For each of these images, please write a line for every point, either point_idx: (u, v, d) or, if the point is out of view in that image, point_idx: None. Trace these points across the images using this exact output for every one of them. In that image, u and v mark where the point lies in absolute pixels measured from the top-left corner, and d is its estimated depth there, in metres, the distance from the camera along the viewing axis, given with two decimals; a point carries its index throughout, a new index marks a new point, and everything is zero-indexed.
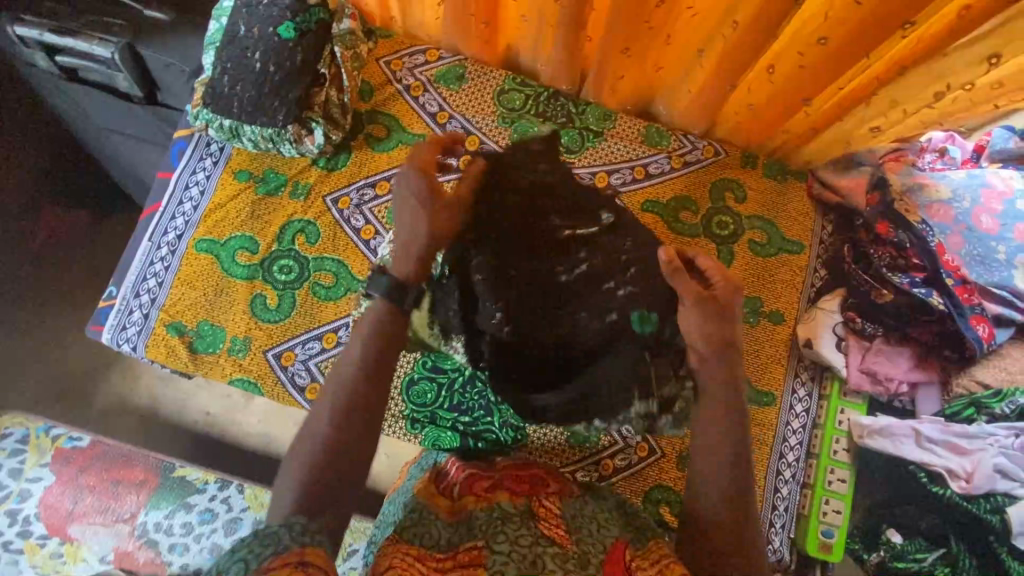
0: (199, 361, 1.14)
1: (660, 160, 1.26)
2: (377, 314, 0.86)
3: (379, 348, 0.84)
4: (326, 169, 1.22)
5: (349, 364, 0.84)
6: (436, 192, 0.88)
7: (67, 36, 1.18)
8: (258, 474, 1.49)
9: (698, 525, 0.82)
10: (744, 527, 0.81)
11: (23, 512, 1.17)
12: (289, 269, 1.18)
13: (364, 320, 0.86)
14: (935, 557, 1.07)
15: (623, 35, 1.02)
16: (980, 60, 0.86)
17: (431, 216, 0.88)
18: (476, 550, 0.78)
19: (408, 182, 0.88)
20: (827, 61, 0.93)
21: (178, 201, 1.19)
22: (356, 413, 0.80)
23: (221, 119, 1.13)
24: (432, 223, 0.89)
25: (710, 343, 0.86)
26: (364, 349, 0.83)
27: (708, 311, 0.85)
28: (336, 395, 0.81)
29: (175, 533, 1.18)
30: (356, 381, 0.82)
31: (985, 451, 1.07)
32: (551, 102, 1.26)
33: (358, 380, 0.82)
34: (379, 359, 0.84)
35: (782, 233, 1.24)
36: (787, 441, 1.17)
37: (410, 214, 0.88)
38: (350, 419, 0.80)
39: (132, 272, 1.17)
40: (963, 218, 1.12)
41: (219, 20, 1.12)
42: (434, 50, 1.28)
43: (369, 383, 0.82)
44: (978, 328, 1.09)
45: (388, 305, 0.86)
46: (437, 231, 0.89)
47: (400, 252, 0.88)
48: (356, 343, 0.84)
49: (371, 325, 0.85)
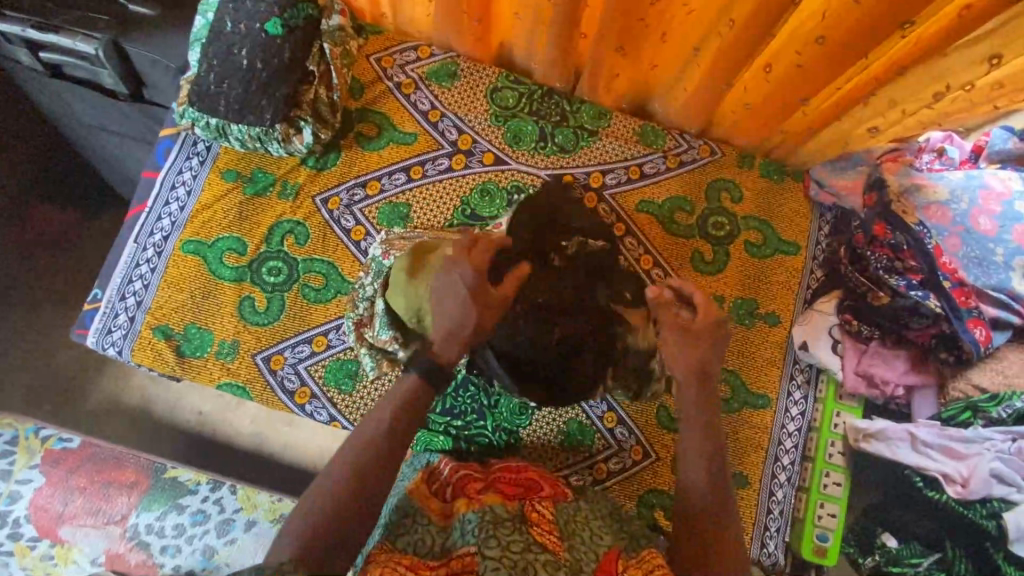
0: (187, 365, 1.13)
1: (655, 160, 1.24)
2: (410, 385, 0.85)
3: (405, 414, 0.83)
4: (315, 169, 1.20)
5: (374, 424, 0.83)
6: (486, 286, 0.84)
7: (48, 31, 1.15)
8: (249, 476, 1.48)
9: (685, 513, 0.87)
10: (725, 512, 0.86)
11: (13, 514, 1.14)
12: (279, 271, 1.16)
13: (394, 387, 0.86)
14: (931, 562, 1.06)
15: (618, 33, 1.00)
16: (980, 60, 0.85)
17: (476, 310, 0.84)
18: (469, 555, 0.75)
19: (457, 274, 0.84)
20: (825, 60, 0.91)
21: (164, 201, 1.17)
22: (372, 475, 0.79)
23: (207, 118, 1.11)
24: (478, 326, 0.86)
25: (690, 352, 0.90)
26: (390, 412, 0.83)
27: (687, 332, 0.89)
28: (354, 453, 0.81)
29: (167, 535, 1.17)
30: (378, 442, 0.81)
31: (981, 455, 1.06)
32: (545, 100, 1.24)
33: (379, 440, 0.82)
34: (401, 425, 0.83)
35: (778, 234, 1.23)
36: (782, 444, 1.16)
37: (455, 304, 0.84)
38: (366, 480, 0.79)
39: (117, 274, 1.15)
40: (961, 220, 1.10)
41: (205, 15, 1.10)
42: (426, 47, 1.25)
43: (390, 445, 0.81)
44: (975, 331, 1.07)
45: (423, 380, 0.85)
46: (481, 322, 0.85)
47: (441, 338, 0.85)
48: (385, 406, 0.83)
49: (401, 392, 0.84)
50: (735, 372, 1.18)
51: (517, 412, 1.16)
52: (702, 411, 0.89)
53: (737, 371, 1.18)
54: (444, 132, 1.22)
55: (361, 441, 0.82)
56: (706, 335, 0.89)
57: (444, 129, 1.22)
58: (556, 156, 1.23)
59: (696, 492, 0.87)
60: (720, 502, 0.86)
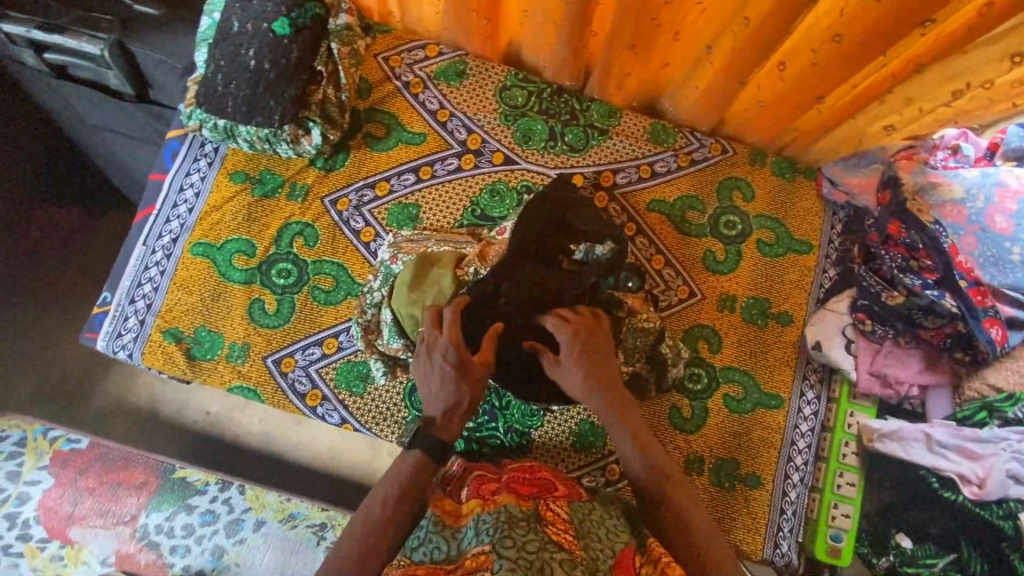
0: (197, 368, 1.12)
1: (666, 158, 1.23)
2: (414, 462, 0.89)
3: (407, 496, 0.87)
4: (324, 169, 1.19)
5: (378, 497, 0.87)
6: (464, 359, 0.92)
7: (54, 32, 1.14)
8: (258, 476, 1.48)
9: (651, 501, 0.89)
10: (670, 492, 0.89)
11: (22, 516, 1.13)
12: (288, 273, 1.15)
13: (397, 464, 0.90)
14: (945, 562, 1.05)
15: (630, 32, 0.99)
16: (1002, 57, 0.85)
17: (468, 376, 0.92)
18: (485, 554, 0.74)
19: (443, 352, 0.92)
20: (841, 58, 0.89)
21: (173, 203, 1.16)
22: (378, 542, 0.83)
23: (215, 119, 1.10)
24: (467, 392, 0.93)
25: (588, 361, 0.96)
26: (393, 494, 0.87)
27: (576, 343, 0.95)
28: (357, 534, 0.83)
29: (177, 535, 1.16)
30: (382, 516, 0.85)
31: (997, 456, 1.05)
32: (555, 99, 1.23)
33: (383, 519, 0.84)
34: (403, 507, 0.86)
35: (790, 233, 1.22)
36: (795, 444, 1.16)
37: (445, 386, 0.92)
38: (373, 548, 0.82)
39: (127, 277, 1.14)
40: (977, 218, 1.10)
41: (212, 16, 1.09)
42: (434, 46, 1.24)
43: (397, 518, 0.85)
44: (991, 330, 1.06)
45: (426, 457, 0.90)
46: (474, 386, 0.93)
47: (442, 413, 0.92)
48: (389, 484, 0.87)
49: (405, 470, 0.88)
50: (747, 372, 1.17)
51: (529, 413, 1.15)
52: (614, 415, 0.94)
53: (750, 371, 1.17)
54: (453, 132, 1.21)
55: (364, 522, 0.84)
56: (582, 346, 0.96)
57: (453, 129, 1.21)
58: (566, 155, 1.22)
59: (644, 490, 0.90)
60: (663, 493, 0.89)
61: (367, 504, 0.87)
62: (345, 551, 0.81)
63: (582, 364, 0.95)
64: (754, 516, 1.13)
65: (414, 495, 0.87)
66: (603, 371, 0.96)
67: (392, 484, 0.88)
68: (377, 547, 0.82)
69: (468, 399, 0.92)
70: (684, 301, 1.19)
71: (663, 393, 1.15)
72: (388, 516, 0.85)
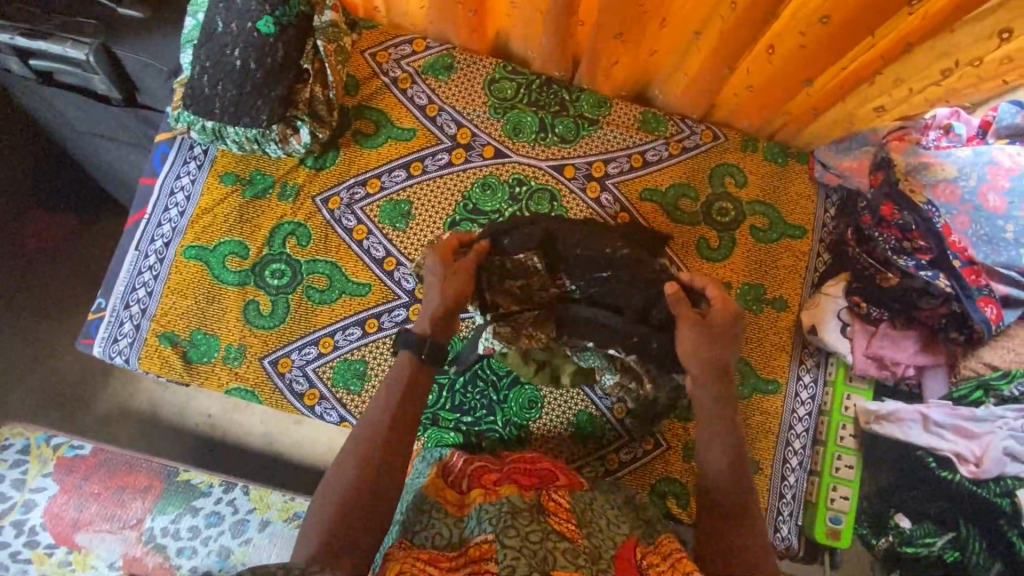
0: (195, 371, 1.12)
1: (657, 147, 1.22)
2: (399, 370, 0.94)
3: (402, 421, 0.89)
4: (314, 168, 1.19)
5: (375, 416, 0.90)
6: (449, 261, 1.00)
7: (38, 38, 1.13)
8: (260, 474, 1.49)
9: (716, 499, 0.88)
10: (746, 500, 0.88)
11: (28, 523, 1.15)
12: (282, 273, 1.15)
13: (390, 375, 0.94)
14: (944, 541, 1.09)
15: (616, 21, 0.98)
16: (989, 36, 0.85)
17: (447, 283, 0.98)
18: (487, 543, 0.74)
19: (429, 258, 1.01)
20: (828, 41, 0.89)
21: (163, 207, 1.16)
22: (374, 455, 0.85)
23: (203, 121, 1.09)
24: (447, 290, 0.98)
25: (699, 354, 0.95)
26: (385, 425, 0.88)
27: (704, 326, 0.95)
28: (351, 468, 0.84)
29: (183, 537, 1.17)
30: (376, 434, 0.87)
31: (994, 434, 1.08)
32: (544, 90, 1.22)
33: (378, 452, 0.86)
34: (398, 430, 0.89)
35: (783, 217, 1.22)
36: (793, 429, 1.16)
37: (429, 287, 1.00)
38: (369, 460, 0.85)
39: (120, 282, 1.14)
40: (970, 197, 1.09)
41: (196, 16, 1.08)
42: (421, 40, 1.23)
43: (392, 438, 0.87)
44: (986, 309, 1.06)
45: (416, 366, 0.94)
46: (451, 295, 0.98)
47: (422, 313, 0.99)
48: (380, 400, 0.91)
49: (398, 380, 0.92)
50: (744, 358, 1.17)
51: (527, 405, 1.15)
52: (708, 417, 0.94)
53: (745, 357, 1.17)
54: (442, 126, 1.21)
55: (356, 454, 0.86)
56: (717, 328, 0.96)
57: (442, 124, 1.21)
58: (557, 147, 1.21)
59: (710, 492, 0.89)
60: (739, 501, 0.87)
61: (357, 433, 0.89)
62: (339, 489, 0.83)
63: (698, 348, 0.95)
64: None
65: (408, 421, 0.90)
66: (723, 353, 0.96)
67: (384, 406, 0.90)
68: (373, 475, 0.84)
69: (444, 293, 0.98)
70: None
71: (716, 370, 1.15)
72: (382, 450, 0.86)
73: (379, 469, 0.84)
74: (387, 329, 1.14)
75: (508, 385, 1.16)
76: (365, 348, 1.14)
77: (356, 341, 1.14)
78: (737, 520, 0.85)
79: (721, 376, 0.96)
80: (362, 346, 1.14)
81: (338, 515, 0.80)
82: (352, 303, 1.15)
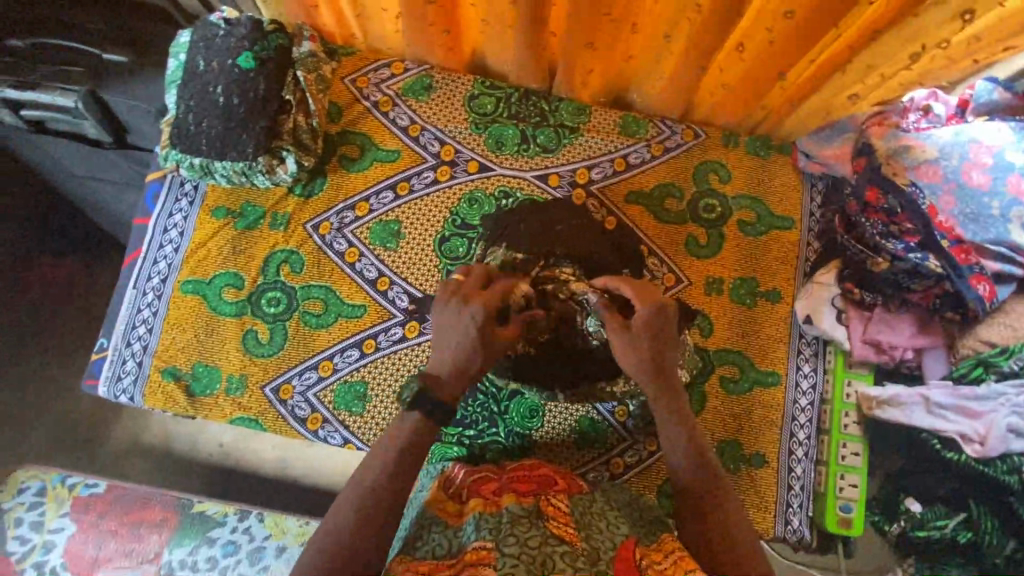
0: (198, 404, 1.14)
1: (639, 150, 1.24)
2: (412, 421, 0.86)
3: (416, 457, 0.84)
4: (303, 196, 1.20)
5: (389, 451, 0.84)
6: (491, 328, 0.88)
7: (27, 89, 1.15)
8: (272, 500, 1.50)
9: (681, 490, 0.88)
10: (719, 504, 0.85)
11: (49, 564, 1.16)
12: (278, 301, 1.17)
13: (403, 420, 0.86)
14: (956, 522, 1.11)
15: (586, 31, 0.99)
16: (953, 18, 0.84)
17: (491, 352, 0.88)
18: (485, 549, 0.73)
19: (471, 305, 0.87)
20: (793, 35, 0.90)
21: (158, 244, 1.18)
22: (390, 490, 0.81)
23: (190, 158, 1.11)
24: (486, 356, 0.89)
25: (653, 356, 0.90)
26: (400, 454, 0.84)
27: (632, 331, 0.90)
28: (364, 493, 0.81)
29: (201, 569, 1.18)
30: (395, 466, 0.83)
31: (997, 411, 1.07)
32: (523, 102, 1.24)
33: (393, 482, 0.82)
34: (415, 460, 0.84)
35: (770, 210, 1.22)
36: (797, 420, 1.16)
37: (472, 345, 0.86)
38: (385, 494, 0.81)
39: (120, 321, 1.16)
40: (953, 176, 1.09)
41: (178, 56, 1.11)
42: (400, 63, 1.25)
43: (406, 474, 0.83)
44: (978, 287, 1.07)
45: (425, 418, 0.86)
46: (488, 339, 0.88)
47: (450, 375, 0.87)
48: (394, 442, 0.84)
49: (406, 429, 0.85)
50: (743, 353, 1.18)
51: (528, 414, 1.16)
52: (664, 405, 0.91)
53: (744, 350, 1.18)
54: (425, 145, 1.22)
55: (371, 468, 0.83)
56: (647, 334, 0.90)
57: (425, 143, 1.23)
58: (540, 157, 1.23)
59: (689, 486, 0.87)
60: (713, 494, 0.86)
61: (369, 459, 0.85)
62: (345, 511, 0.79)
63: (635, 352, 0.90)
64: (762, 496, 1.13)
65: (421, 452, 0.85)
66: (659, 356, 0.91)
67: (396, 443, 0.85)
68: (388, 503, 0.81)
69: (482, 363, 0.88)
70: (672, 289, 1.19)
71: (710, 365, 1.17)
72: (388, 473, 0.82)
73: (394, 491, 0.82)
74: (384, 348, 1.16)
75: (507, 396, 1.15)
76: (364, 369, 1.15)
77: (355, 363, 1.15)
78: (710, 510, 0.84)
79: (658, 376, 0.91)
80: (361, 367, 1.15)
81: (352, 535, 0.77)
82: (349, 326, 1.16)
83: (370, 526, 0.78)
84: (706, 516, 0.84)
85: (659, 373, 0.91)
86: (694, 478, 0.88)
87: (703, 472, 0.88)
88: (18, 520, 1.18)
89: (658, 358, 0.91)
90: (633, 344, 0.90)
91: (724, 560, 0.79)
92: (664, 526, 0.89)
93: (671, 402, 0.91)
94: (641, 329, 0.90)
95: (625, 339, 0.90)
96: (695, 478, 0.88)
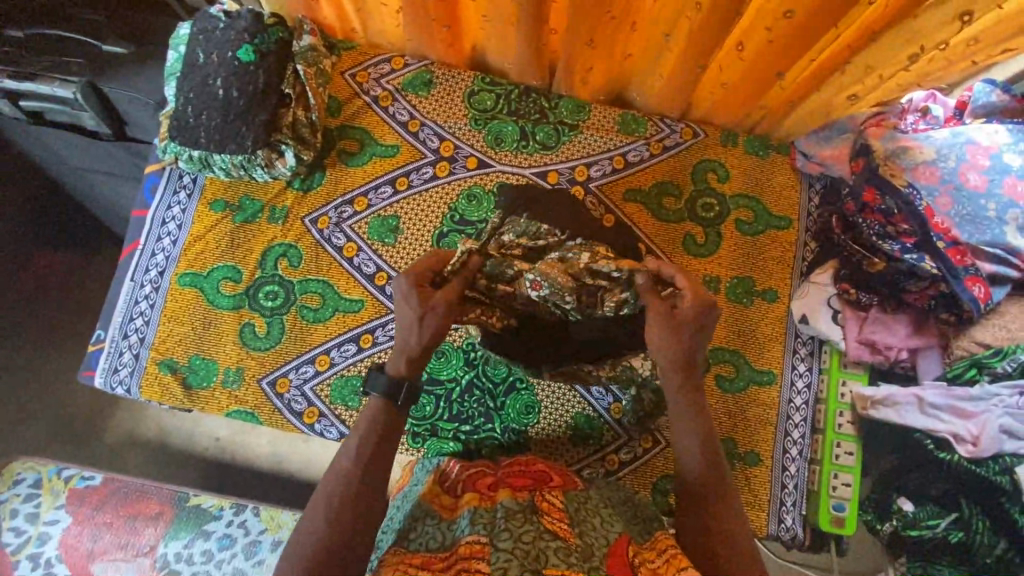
0: (195, 396, 1.14)
1: (638, 147, 1.24)
2: (373, 408, 0.88)
3: (383, 445, 0.86)
4: (302, 190, 1.20)
5: (355, 444, 0.86)
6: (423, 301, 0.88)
7: (25, 79, 1.15)
8: (267, 494, 1.50)
9: (684, 485, 0.89)
10: (714, 502, 0.86)
11: (44, 555, 1.16)
12: (276, 295, 1.17)
13: (365, 411, 0.89)
14: (949, 523, 1.11)
15: (586, 29, 0.99)
16: (951, 20, 0.84)
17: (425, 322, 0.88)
18: (479, 543, 0.73)
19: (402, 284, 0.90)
20: (792, 35, 0.90)
21: (156, 237, 1.18)
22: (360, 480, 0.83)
23: (189, 150, 1.12)
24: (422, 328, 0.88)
25: (690, 345, 0.90)
26: (366, 445, 0.85)
27: (679, 315, 0.89)
28: (337, 487, 0.82)
29: (196, 562, 1.18)
30: (363, 457, 0.84)
31: (990, 412, 1.08)
32: (522, 99, 1.24)
33: (363, 472, 0.83)
34: (384, 448, 0.86)
35: (768, 210, 1.22)
36: (791, 419, 1.16)
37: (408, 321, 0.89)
38: (355, 485, 0.82)
39: (117, 314, 1.16)
40: (950, 178, 1.10)
41: (177, 49, 1.12)
42: (400, 58, 1.25)
43: (375, 464, 0.84)
44: (974, 288, 1.07)
45: (388, 403, 0.88)
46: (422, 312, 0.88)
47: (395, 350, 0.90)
48: (355, 432, 0.87)
49: (371, 418, 0.87)
50: (739, 352, 1.18)
51: (524, 410, 1.16)
52: (686, 400, 0.91)
53: (740, 349, 1.18)
54: (424, 141, 1.23)
55: (341, 460, 0.85)
56: (693, 321, 0.89)
57: (425, 138, 1.23)
58: (539, 153, 1.23)
59: (690, 483, 0.88)
60: (713, 492, 0.86)
61: (339, 453, 0.86)
62: (321, 509, 0.81)
63: (673, 340, 0.89)
64: (757, 494, 1.14)
65: (387, 440, 0.86)
66: (694, 350, 0.91)
67: (361, 434, 0.87)
68: (360, 494, 0.82)
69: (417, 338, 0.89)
70: None
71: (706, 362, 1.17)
72: (363, 466, 0.84)
73: (364, 481, 0.83)
74: (381, 342, 1.16)
75: (504, 391, 1.16)
76: (361, 363, 1.15)
77: (352, 357, 1.16)
78: (710, 507, 0.85)
79: (688, 368, 0.91)
80: (358, 362, 1.15)
81: (327, 528, 0.79)
82: (346, 320, 1.16)
83: (344, 519, 0.80)
84: (704, 513, 0.85)
85: (688, 367, 0.91)
86: (704, 475, 0.87)
87: (713, 470, 0.88)
88: (14, 511, 1.18)
89: (691, 350, 0.90)
90: (675, 332, 0.89)
91: (721, 555, 0.81)
92: (660, 523, 0.89)
93: (693, 400, 0.91)
94: (687, 316, 0.89)
95: (666, 326, 0.89)
96: (701, 476, 0.87)
